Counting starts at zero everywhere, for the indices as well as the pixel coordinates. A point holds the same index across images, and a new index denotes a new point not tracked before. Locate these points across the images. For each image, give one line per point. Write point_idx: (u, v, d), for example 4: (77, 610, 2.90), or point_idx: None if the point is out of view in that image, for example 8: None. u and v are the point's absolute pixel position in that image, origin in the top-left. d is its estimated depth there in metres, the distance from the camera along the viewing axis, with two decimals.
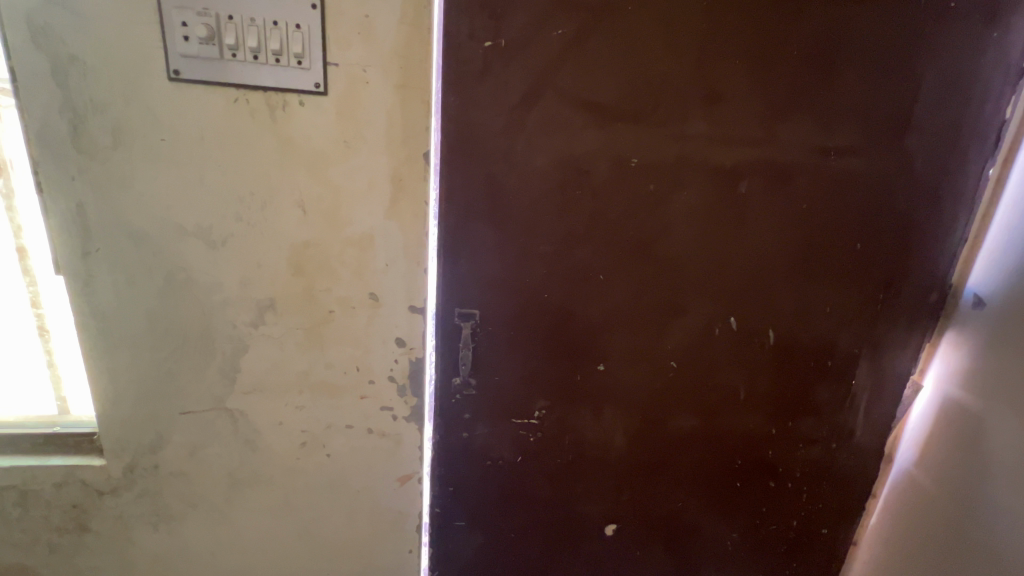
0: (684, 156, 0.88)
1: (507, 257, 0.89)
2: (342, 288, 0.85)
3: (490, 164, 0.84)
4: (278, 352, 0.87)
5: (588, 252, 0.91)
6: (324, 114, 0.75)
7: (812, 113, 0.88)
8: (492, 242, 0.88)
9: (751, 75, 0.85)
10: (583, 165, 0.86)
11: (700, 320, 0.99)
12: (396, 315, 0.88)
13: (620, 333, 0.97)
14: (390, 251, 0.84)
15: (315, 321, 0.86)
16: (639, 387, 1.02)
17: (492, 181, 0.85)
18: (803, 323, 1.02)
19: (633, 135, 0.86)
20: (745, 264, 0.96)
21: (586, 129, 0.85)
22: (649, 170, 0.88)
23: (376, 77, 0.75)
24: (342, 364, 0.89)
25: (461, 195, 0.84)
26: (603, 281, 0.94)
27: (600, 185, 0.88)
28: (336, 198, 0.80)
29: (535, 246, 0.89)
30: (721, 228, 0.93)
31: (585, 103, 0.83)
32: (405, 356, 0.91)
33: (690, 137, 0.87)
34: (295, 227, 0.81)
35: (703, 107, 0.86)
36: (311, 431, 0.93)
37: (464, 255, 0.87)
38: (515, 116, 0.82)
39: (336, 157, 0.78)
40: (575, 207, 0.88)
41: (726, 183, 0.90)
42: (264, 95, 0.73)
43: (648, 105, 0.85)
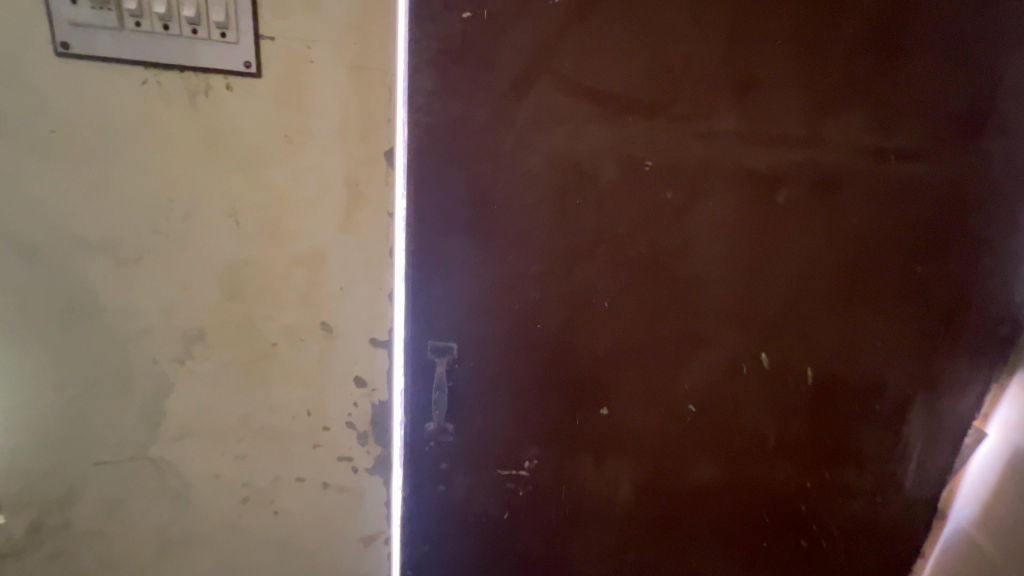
0: (712, 156, 0.72)
1: (492, 279, 0.73)
2: (289, 317, 0.69)
3: (471, 165, 0.68)
4: (210, 390, 0.71)
5: (592, 273, 0.75)
6: (258, 101, 0.60)
7: (862, 110, 0.73)
8: (471, 261, 0.72)
9: (795, 61, 0.71)
10: (587, 167, 0.71)
11: (728, 355, 0.82)
12: (354, 349, 0.72)
13: (629, 371, 0.81)
14: (346, 272, 0.68)
15: (257, 356, 0.70)
16: (649, 432, 0.85)
17: (473, 185, 0.69)
18: (847, 359, 0.85)
19: (648, 129, 0.71)
20: (782, 288, 0.79)
21: (591, 124, 0.69)
22: (668, 177, 0.72)
23: (323, 55, 0.60)
24: (290, 407, 0.74)
25: (435, 205, 0.69)
26: (609, 309, 0.77)
27: (606, 192, 0.72)
28: (278, 207, 0.64)
29: (527, 266, 0.73)
30: (753, 245, 0.77)
31: (590, 92, 0.68)
32: (366, 398, 0.75)
33: (719, 133, 0.72)
34: (228, 243, 0.65)
35: (735, 97, 0.70)
36: (256, 483, 0.77)
37: (438, 276, 0.72)
38: (502, 106, 0.67)
39: (275, 155, 0.62)
40: (577, 219, 0.73)
41: (761, 192, 0.74)
42: (180, 77, 0.58)
43: (668, 94, 0.70)
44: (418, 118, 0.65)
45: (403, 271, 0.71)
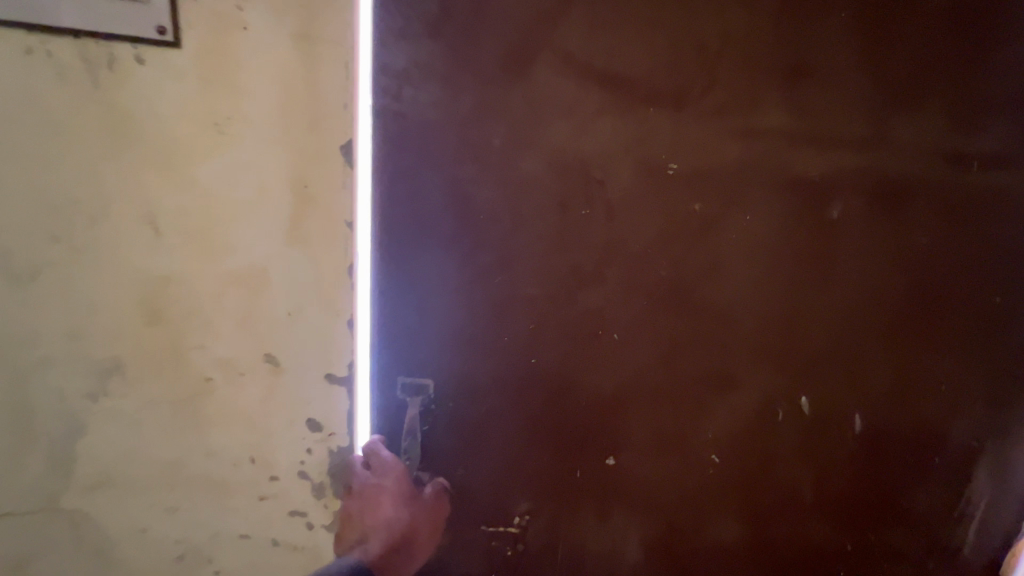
0: (745, 159, 0.60)
1: (477, 302, 0.60)
2: (225, 347, 0.57)
3: (451, 162, 0.55)
4: (132, 431, 0.59)
5: (601, 297, 0.61)
6: (178, 78, 0.48)
7: (928, 107, 0.61)
8: (450, 280, 0.58)
9: (855, 48, 0.59)
10: (599, 169, 0.58)
11: (761, 397, 0.68)
12: (306, 385, 0.59)
13: (642, 415, 0.66)
14: (295, 292, 0.55)
15: (187, 392, 0.58)
16: (659, 482, 0.69)
17: (454, 189, 0.56)
18: (903, 403, 0.70)
19: (668, 125, 0.58)
20: (829, 318, 0.66)
21: (602, 117, 0.57)
22: (695, 184, 0.60)
23: (261, 21, 0.48)
24: (230, 453, 0.61)
25: (408, 210, 0.56)
26: (618, 339, 0.63)
27: (618, 201, 0.59)
28: (207, 211, 0.52)
29: (522, 287, 0.60)
30: (798, 266, 0.63)
31: (601, 78, 0.56)
32: (321, 443, 0.62)
33: (755, 133, 0.59)
34: (148, 255, 0.52)
35: (778, 87, 0.59)
36: (192, 540, 0.65)
37: (411, 297, 0.58)
38: (489, 91, 0.54)
39: (201, 147, 0.50)
40: (583, 234, 0.59)
41: (811, 201, 0.61)
42: (76, 44, 0.46)
43: (698, 83, 0.57)
44: (385, 105, 0.52)
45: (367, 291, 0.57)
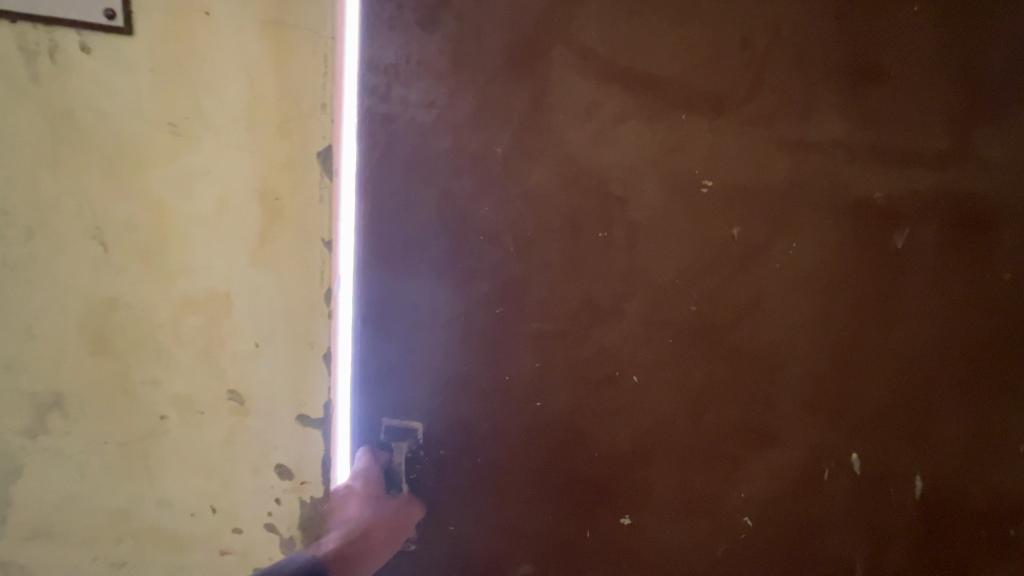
0: (786, 175, 0.52)
1: (474, 333, 0.51)
2: (181, 382, 0.49)
3: (450, 174, 0.48)
4: (73, 477, 0.51)
5: (621, 332, 0.53)
6: (129, 70, 0.42)
7: (983, 125, 0.54)
8: (446, 307, 0.51)
9: (915, 57, 0.53)
10: (621, 183, 0.50)
11: (816, 462, 0.57)
12: (275, 429, 0.51)
13: (665, 472, 0.56)
14: (262, 317, 0.47)
15: (138, 432, 0.50)
16: (687, 559, 0.57)
17: (450, 204, 0.49)
18: (980, 467, 0.58)
19: (693, 137, 0.51)
20: (891, 362, 0.56)
21: (626, 121, 0.50)
22: (731, 207, 0.52)
23: (225, 6, 0.42)
24: (186, 503, 0.53)
25: (398, 227, 0.49)
26: (636, 382, 0.54)
27: (642, 221, 0.51)
28: (161, 225, 0.45)
29: (529, 318, 0.52)
30: (848, 300, 0.54)
31: (626, 80, 0.49)
32: (292, 494, 0.52)
33: (795, 146, 0.52)
34: (92, 276, 0.45)
35: (830, 90, 0.52)
36: None
37: (399, 326, 0.51)
38: (490, 93, 0.48)
39: (155, 150, 0.43)
40: (602, 262, 0.51)
41: (864, 227, 0.54)
42: (12, 32, 0.40)
43: (738, 86, 0.51)
44: (372, 106, 0.47)
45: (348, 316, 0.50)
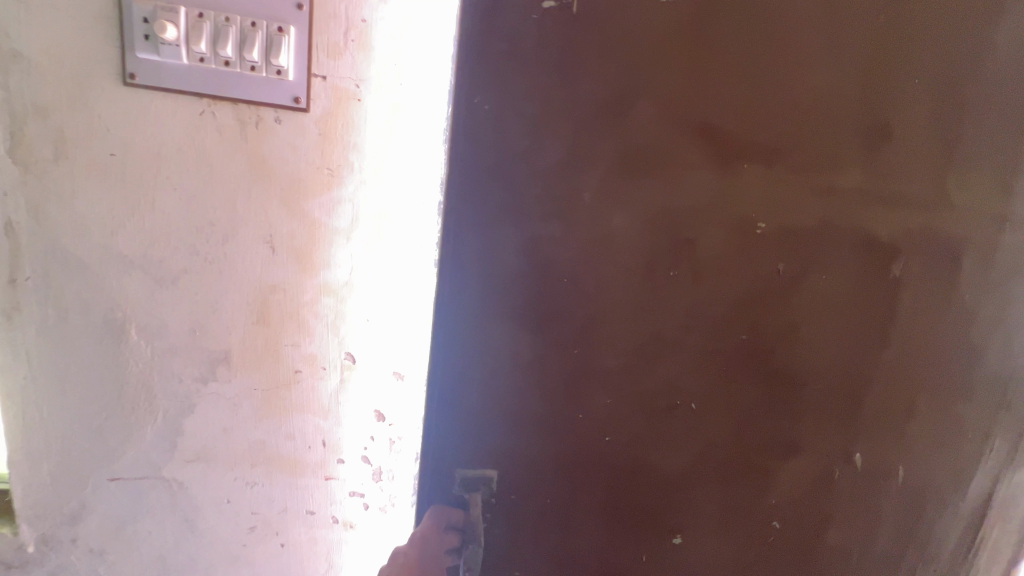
0: (820, 222, 0.70)
1: (582, 333, 0.68)
2: (311, 345, 0.69)
3: (573, 214, 0.65)
4: (228, 416, 0.71)
5: (693, 338, 0.71)
6: (303, 134, 0.62)
7: (950, 180, 0.71)
8: (559, 323, 0.68)
9: (915, 126, 0.69)
10: (693, 219, 0.67)
11: (813, 452, 0.77)
12: (376, 381, 0.72)
13: (721, 446, 0.75)
14: (374, 303, 0.69)
15: (278, 382, 0.70)
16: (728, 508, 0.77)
17: (541, 237, 0.65)
18: (939, 445, 0.80)
19: (743, 184, 0.67)
20: (887, 370, 0.76)
21: (702, 169, 0.66)
22: (780, 247, 0.70)
23: (370, 94, 0.62)
24: (305, 437, 0.73)
25: (534, 255, 0.65)
26: (685, 388, 0.73)
27: (711, 255, 0.69)
28: (312, 236, 0.66)
29: (618, 321, 0.69)
30: (858, 322, 0.74)
31: (697, 135, 0.65)
32: (383, 432, 0.74)
33: (823, 193, 0.69)
34: (261, 269, 0.66)
35: (858, 152, 0.69)
36: (264, 513, 0.76)
37: (528, 329, 0.67)
38: (576, 148, 0.63)
39: (314, 186, 0.64)
40: (673, 289, 0.69)
41: (872, 268, 0.73)
42: (232, 108, 0.61)
43: (787, 147, 0.67)
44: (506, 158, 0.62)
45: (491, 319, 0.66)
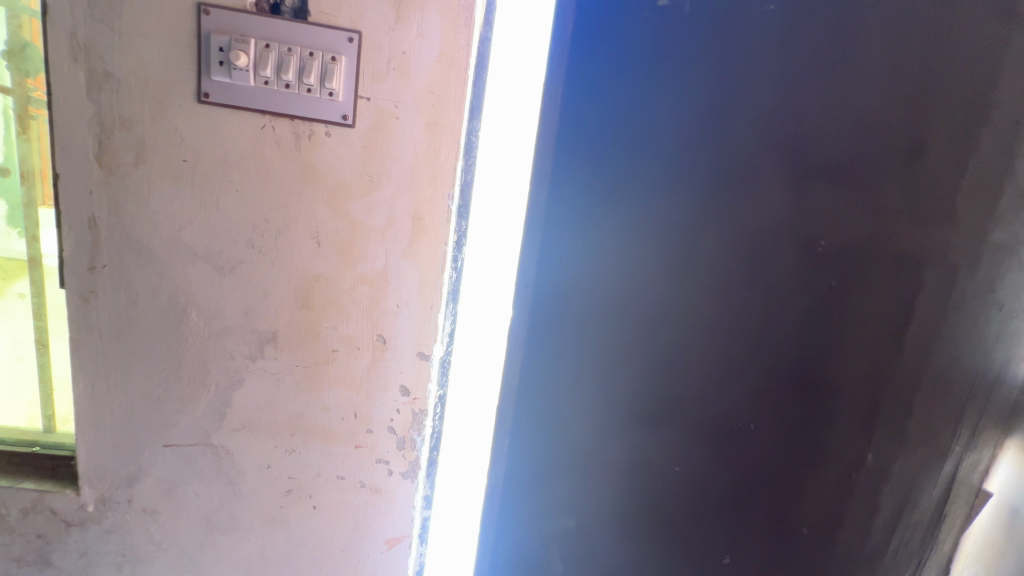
0: (866, 230, 0.83)
1: (648, 317, 0.89)
2: (348, 327, 0.80)
3: (647, 223, 0.85)
4: (272, 389, 0.82)
5: (734, 318, 0.88)
6: (349, 145, 0.73)
7: (962, 200, 0.81)
8: (630, 309, 0.89)
9: (949, 149, 0.80)
10: (753, 222, 0.83)
11: (832, 422, 0.90)
12: (402, 361, 0.82)
13: (756, 410, 0.91)
14: (404, 292, 0.79)
15: (319, 360, 0.81)
16: (742, 460, 0.93)
17: (602, 247, 0.87)
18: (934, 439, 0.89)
19: (799, 198, 0.82)
20: (908, 365, 0.87)
21: (773, 184, 0.82)
22: (833, 259, 0.84)
23: (407, 112, 0.73)
24: (339, 409, 0.83)
25: (616, 258, 0.87)
26: (728, 346, 0.89)
27: (765, 256, 0.84)
28: (353, 232, 0.76)
29: (671, 305, 0.88)
30: (886, 321, 0.86)
31: (758, 146, 0.81)
32: (408, 406, 0.84)
33: (868, 204, 0.82)
34: (308, 260, 0.77)
35: (902, 168, 0.80)
36: (300, 478, 0.86)
37: (603, 314, 0.90)
38: (643, 163, 0.83)
39: (357, 191, 0.75)
40: (728, 281, 0.86)
41: (902, 274, 0.84)
42: (289, 123, 0.72)
43: (849, 164, 0.81)
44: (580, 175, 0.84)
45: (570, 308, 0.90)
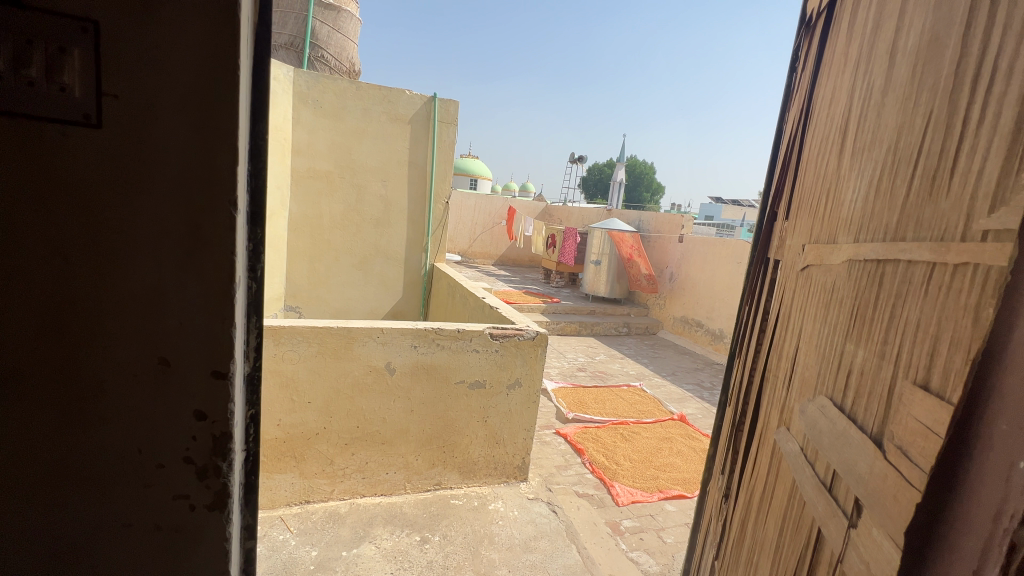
0: (933, 271, 0.51)
1: (865, 402, 0.60)
2: (118, 352, 0.71)
3: (906, 280, 0.56)
4: (21, 434, 0.69)
5: (874, 393, 0.59)
6: (94, 147, 0.65)
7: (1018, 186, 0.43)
8: (874, 392, 0.59)
9: None
10: (880, 274, 0.61)
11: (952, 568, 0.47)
12: (194, 382, 0.75)
13: (841, 482, 0.61)
14: (185, 308, 0.72)
15: (80, 394, 0.70)
16: (811, 511, 0.67)
17: (897, 327, 0.56)
18: None
19: (938, 222, 0.52)
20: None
21: (926, 221, 0.54)
22: (943, 324, 0.49)
23: (166, 114, 0.67)
24: (117, 447, 0.73)
25: (901, 344, 0.55)
26: (870, 436, 0.57)
27: (913, 319, 0.54)
28: (111, 245, 0.68)
29: (870, 381, 0.60)
30: (938, 374, 0.48)
31: (920, 180, 0.56)
32: (205, 431, 0.77)
33: (943, 229, 0.51)
34: (53, 279, 0.66)
35: (950, 180, 0.52)
36: (69, 534, 0.74)
37: (889, 421, 0.55)
38: (933, 215, 0.53)
39: (109, 198, 0.66)
40: (871, 332, 0.61)
41: (959, 313, 0.47)
42: (8, 121, 0.62)
43: (935, 193, 0.53)
44: (855, 255, 0.66)
45: (862, 373, 0.62)
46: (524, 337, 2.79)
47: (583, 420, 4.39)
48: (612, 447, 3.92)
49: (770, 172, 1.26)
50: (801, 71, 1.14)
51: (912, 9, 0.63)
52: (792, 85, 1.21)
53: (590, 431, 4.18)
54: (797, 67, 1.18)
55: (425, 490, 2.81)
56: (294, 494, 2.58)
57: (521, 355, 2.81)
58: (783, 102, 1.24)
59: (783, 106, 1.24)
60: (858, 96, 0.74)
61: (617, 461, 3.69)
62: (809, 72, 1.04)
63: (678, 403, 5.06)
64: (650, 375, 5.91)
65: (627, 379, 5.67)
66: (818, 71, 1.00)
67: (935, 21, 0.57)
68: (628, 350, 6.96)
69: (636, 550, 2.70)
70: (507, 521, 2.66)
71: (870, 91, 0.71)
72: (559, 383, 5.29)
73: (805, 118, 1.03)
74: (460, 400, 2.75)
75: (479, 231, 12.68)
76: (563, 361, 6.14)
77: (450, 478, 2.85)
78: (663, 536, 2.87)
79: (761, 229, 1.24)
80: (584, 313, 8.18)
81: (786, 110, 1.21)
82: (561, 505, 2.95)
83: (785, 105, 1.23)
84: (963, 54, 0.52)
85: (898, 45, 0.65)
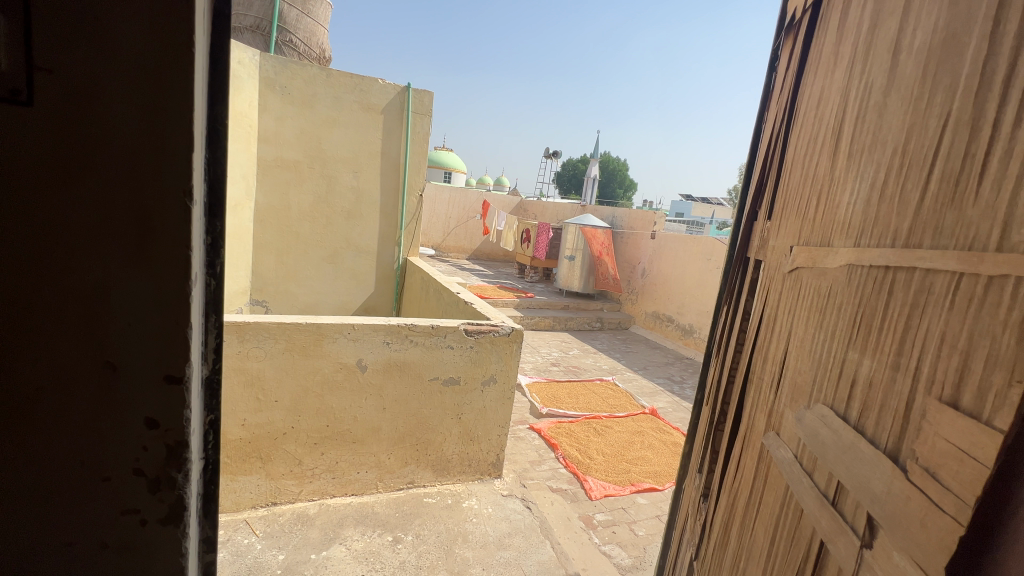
0: (959, 285, 0.50)
1: (876, 415, 0.59)
2: (55, 356, 0.64)
3: (922, 291, 0.55)
4: None
5: (887, 405, 0.58)
6: (24, 127, 0.58)
7: None
8: (888, 407, 0.58)
9: None
10: (889, 282, 0.60)
11: None
12: (144, 389, 0.69)
13: (850, 496, 0.60)
14: (134, 308, 0.66)
15: (12, 401, 0.64)
16: (811, 523, 0.67)
17: (913, 339, 0.55)
18: None
19: (963, 232, 0.51)
20: None
21: (948, 229, 0.53)
22: (975, 341, 0.48)
23: (111, 92, 0.60)
24: (55, 460, 0.66)
25: (919, 356, 0.54)
26: (885, 451, 0.56)
27: (935, 334, 0.53)
28: (47, 237, 0.61)
29: (882, 393, 0.59)
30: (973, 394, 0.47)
31: (938, 186, 0.55)
32: (156, 440, 0.71)
33: (969, 238, 0.50)
34: None
35: (976, 188, 0.51)
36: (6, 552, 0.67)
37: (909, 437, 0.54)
38: (956, 223, 0.52)
39: (43, 185, 0.60)
40: (883, 343, 0.60)
41: (993, 331, 0.46)
42: None
43: (958, 201, 0.52)
44: (856, 260, 0.66)
45: (870, 385, 0.61)
46: (498, 332, 2.76)
47: (557, 415, 4.40)
48: (586, 442, 3.95)
49: (748, 170, 1.27)
50: (783, 70, 1.14)
51: (918, 8, 0.63)
52: (772, 84, 1.21)
53: (564, 426, 4.19)
54: (777, 67, 1.19)
55: (398, 490, 2.76)
56: (261, 497, 2.48)
57: (496, 352, 2.78)
58: (761, 101, 1.24)
59: (762, 106, 1.24)
60: (853, 98, 0.74)
61: (591, 456, 3.71)
62: (792, 72, 1.04)
63: (650, 397, 5.14)
64: (622, 369, 5.98)
65: (598, 373, 5.73)
66: (802, 70, 1.00)
67: (950, 20, 0.57)
68: (601, 344, 7.03)
69: (610, 543, 2.73)
70: (482, 519, 2.64)
71: (869, 92, 0.70)
72: (532, 378, 5.28)
73: (787, 119, 1.03)
74: (435, 398, 2.70)
75: (453, 225, 12.54)
76: (537, 356, 6.14)
77: (424, 476, 2.81)
78: (636, 528, 2.91)
79: (741, 228, 1.25)
80: (557, 307, 8.21)
81: (766, 110, 1.22)
82: (536, 501, 2.95)
83: (763, 104, 1.23)
84: (986, 55, 0.51)
85: (903, 44, 0.64)
